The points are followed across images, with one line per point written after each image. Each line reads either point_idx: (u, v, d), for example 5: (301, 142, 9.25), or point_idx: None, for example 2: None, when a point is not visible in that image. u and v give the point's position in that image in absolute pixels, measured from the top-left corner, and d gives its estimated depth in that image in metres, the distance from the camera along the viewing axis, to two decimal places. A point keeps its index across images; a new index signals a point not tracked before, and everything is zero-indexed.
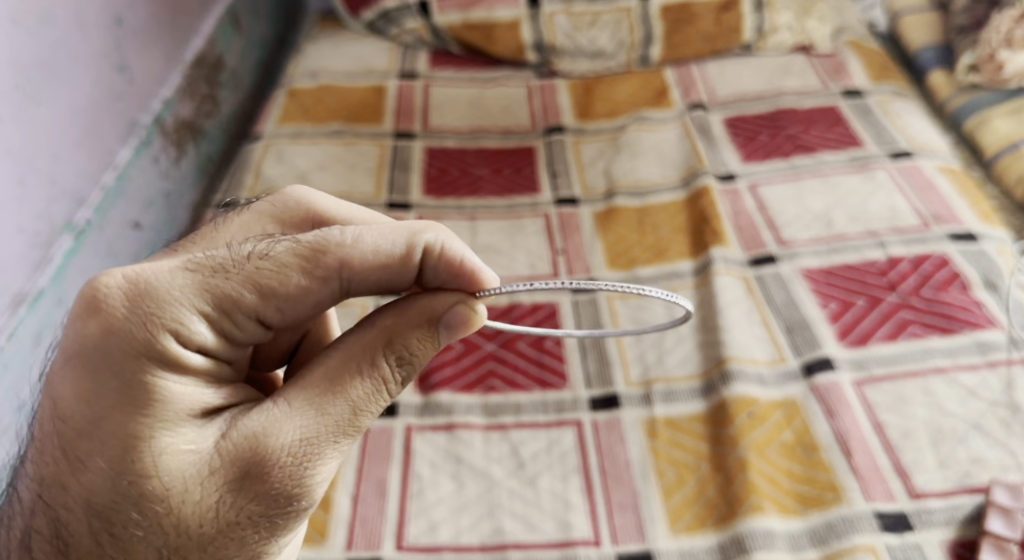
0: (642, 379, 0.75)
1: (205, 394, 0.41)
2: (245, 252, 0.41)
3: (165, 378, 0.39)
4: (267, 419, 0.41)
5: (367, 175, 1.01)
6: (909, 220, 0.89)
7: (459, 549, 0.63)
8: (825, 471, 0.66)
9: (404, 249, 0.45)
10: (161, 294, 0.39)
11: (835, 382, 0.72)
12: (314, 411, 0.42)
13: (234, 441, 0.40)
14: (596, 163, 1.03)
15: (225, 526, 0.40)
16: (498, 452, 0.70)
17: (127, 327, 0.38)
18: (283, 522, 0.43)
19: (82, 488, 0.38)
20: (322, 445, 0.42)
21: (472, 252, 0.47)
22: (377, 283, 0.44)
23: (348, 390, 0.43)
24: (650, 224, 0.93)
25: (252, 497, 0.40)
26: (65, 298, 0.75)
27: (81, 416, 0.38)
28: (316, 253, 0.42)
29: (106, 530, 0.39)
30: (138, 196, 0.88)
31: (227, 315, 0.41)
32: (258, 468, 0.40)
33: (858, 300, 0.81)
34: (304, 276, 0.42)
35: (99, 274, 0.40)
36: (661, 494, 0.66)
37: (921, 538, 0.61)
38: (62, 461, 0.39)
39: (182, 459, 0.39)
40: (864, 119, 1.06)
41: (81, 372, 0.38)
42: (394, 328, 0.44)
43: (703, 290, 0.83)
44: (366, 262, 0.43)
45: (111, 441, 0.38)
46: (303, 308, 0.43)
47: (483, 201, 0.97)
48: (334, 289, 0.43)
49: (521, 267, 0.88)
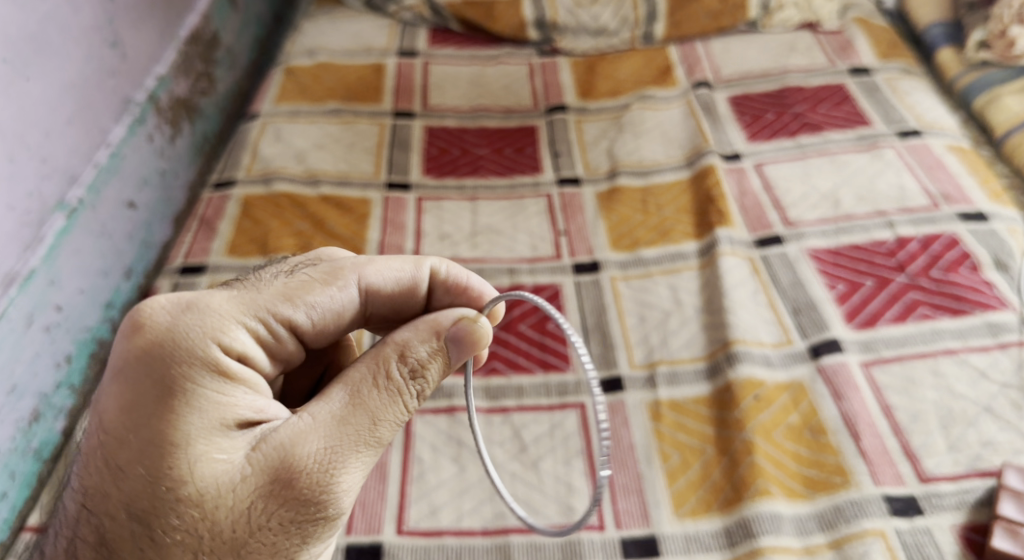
0: (645, 361, 0.74)
1: (241, 403, 0.44)
2: (273, 277, 0.49)
3: (204, 385, 0.42)
4: (292, 430, 0.43)
5: (366, 155, 1.00)
6: (918, 200, 0.87)
7: (461, 533, 0.62)
8: (834, 454, 0.65)
9: (414, 268, 0.53)
10: (205, 308, 0.45)
11: (843, 364, 0.71)
12: (336, 422, 0.44)
13: (263, 450, 0.42)
14: (599, 142, 1.01)
15: (257, 532, 0.42)
16: (500, 436, 0.68)
17: (172, 340, 0.43)
18: (315, 532, 0.44)
19: (122, 494, 0.41)
20: (344, 454, 0.43)
21: (473, 274, 0.55)
22: (389, 298, 0.51)
23: (366, 403, 0.44)
24: (654, 205, 0.91)
25: (283, 503, 0.42)
26: (58, 278, 0.73)
27: (123, 425, 0.41)
28: (338, 272, 0.50)
29: (145, 535, 0.41)
30: (132, 175, 0.86)
31: (266, 325, 0.47)
32: (286, 474, 0.42)
33: (866, 281, 0.79)
34: (329, 288, 0.49)
35: (143, 301, 0.44)
36: (665, 478, 0.65)
37: (931, 522, 0.60)
38: (106, 470, 0.41)
39: (216, 465, 0.41)
40: (872, 97, 1.04)
41: (125, 385, 0.42)
42: (406, 344, 0.46)
43: (708, 271, 0.81)
44: (380, 276, 0.50)
45: (149, 448, 0.41)
46: (329, 319, 0.49)
47: (483, 181, 0.95)
48: (355, 301, 0.50)
49: (522, 248, 0.87)
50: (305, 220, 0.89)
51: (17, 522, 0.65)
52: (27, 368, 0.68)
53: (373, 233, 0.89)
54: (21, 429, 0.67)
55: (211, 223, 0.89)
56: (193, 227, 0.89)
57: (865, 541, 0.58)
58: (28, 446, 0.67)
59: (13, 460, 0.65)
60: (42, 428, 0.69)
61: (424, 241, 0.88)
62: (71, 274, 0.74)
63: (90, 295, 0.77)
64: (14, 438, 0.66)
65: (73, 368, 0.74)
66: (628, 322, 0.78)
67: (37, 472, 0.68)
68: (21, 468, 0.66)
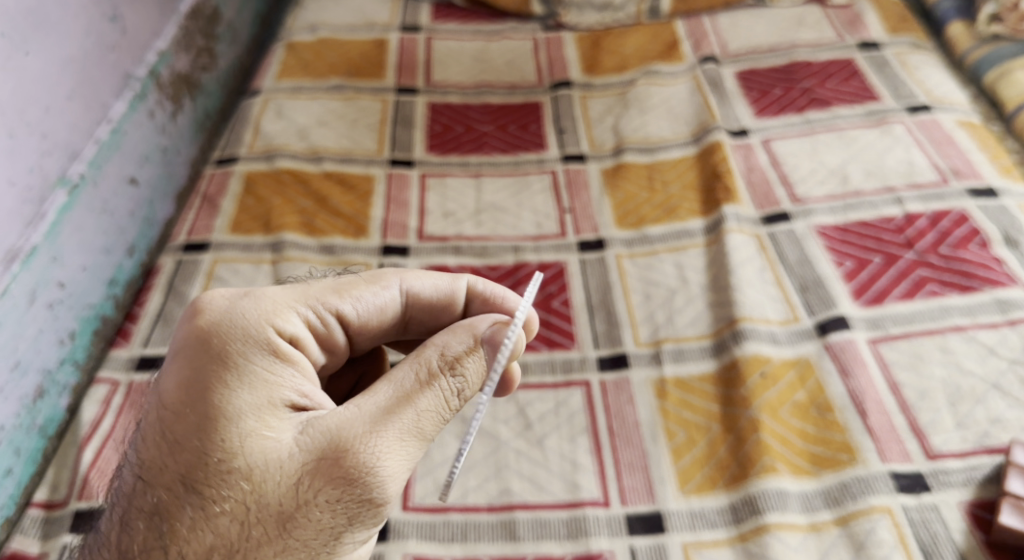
0: (651, 339, 0.74)
1: (290, 385, 0.45)
2: (326, 278, 0.52)
3: (254, 363, 0.44)
4: (340, 414, 0.43)
5: (368, 131, 0.99)
6: (927, 175, 0.86)
7: (466, 510, 0.62)
8: (841, 431, 0.64)
9: (452, 282, 0.54)
10: (261, 294, 0.47)
11: (851, 340, 0.70)
12: (383, 413, 0.43)
13: (310, 431, 0.43)
14: (604, 119, 1.00)
15: (303, 508, 0.41)
16: (505, 413, 0.68)
17: (229, 321, 0.45)
18: (361, 516, 0.43)
19: (176, 463, 0.42)
20: (391, 437, 0.43)
21: (508, 290, 0.56)
22: (428, 305, 0.53)
23: (411, 397, 0.44)
24: (660, 181, 0.90)
25: (330, 480, 0.42)
26: (60, 255, 0.72)
27: (180, 399, 0.43)
28: (382, 275, 0.52)
29: (196, 503, 0.41)
30: (134, 151, 0.85)
31: (316, 314, 0.49)
32: (333, 453, 0.42)
33: (874, 258, 0.78)
34: (372, 286, 0.51)
35: (204, 292, 0.48)
36: (670, 455, 0.65)
37: (938, 499, 0.60)
38: (162, 444, 0.43)
39: (265, 440, 0.42)
40: (881, 72, 1.02)
41: (184, 363, 0.44)
42: (445, 345, 0.46)
43: (715, 248, 0.81)
44: (421, 282, 0.52)
45: (204, 419, 0.42)
46: (372, 316, 0.51)
47: (488, 157, 0.94)
48: (396, 303, 0.52)
49: (527, 226, 0.86)
50: (308, 198, 0.89)
51: (22, 498, 0.65)
52: (30, 345, 0.68)
53: (377, 211, 0.88)
54: (25, 406, 0.67)
55: (213, 200, 0.88)
56: (196, 204, 0.88)
57: (871, 518, 0.58)
58: (33, 423, 0.67)
59: (17, 437, 0.65)
60: (46, 405, 0.69)
61: (427, 219, 0.87)
62: (73, 250, 0.74)
63: (94, 272, 0.76)
64: (18, 414, 0.66)
65: (77, 346, 0.73)
66: (633, 299, 0.78)
67: (43, 449, 0.68)
68: (26, 444, 0.66)
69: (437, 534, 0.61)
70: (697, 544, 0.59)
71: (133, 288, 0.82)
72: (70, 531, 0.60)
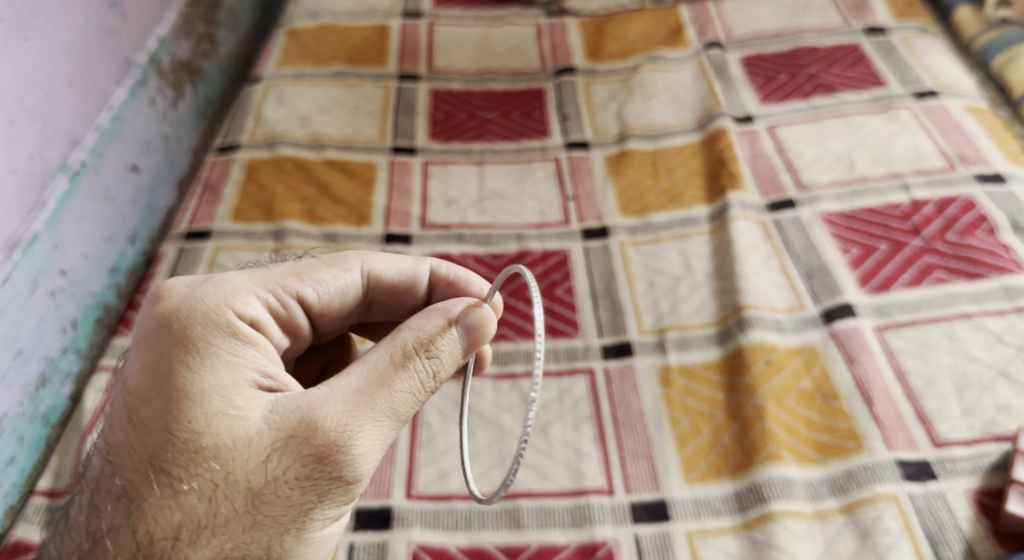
0: (655, 327, 0.73)
1: (255, 366, 0.45)
2: (284, 262, 0.53)
3: (217, 345, 0.44)
4: (310, 394, 0.43)
5: (370, 118, 0.98)
6: (934, 161, 0.86)
7: (470, 498, 0.62)
8: (846, 419, 0.64)
9: (413, 266, 0.56)
10: (221, 280, 0.48)
11: (857, 328, 0.70)
12: (356, 392, 0.43)
13: (279, 410, 0.43)
14: (608, 105, 0.99)
15: (272, 484, 0.41)
16: (509, 401, 0.68)
17: (189, 306, 0.45)
18: (332, 494, 0.42)
19: (143, 445, 0.42)
20: (362, 415, 0.42)
21: (473, 273, 0.58)
22: (389, 287, 0.55)
23: (384, 377, 0.44)
24: (664, 168, 0.89)
25: (299, 457, 0.41)
26: (62, 243, 0.72)
27: (145, 383, 0.43)
28: (342, 258, 0.53)
29: (164, 483, 0.41)
30: (134, 138, 0.84)
31: (277, 297, 0.50)
32: (303, 430, 0.41)
33: (880, 245, 0.78)
34: (334, 269, 0.52)
35: (164, 282, 0.48)
36: (675, 443, 0.64)
37: (944, 487, 0.59)
38: (129, 427, 0.42)
39: (232, 419, 0.42)
40: (887, 57, 1.01)
41: (148, 349, 0.44)
42: (419, 328, 0.46)
43: (720, 235, 0.80)
44: (382, 264, 0.54)
45: (169, 400, 0.42)
46: (333, 298, 0.52)
47: (491, 145, 0.94)
48: (357, 284, 0.53)
49: (530, 214, 0.86)
50: (310, 185, 0.88)
51: (26, 486, 0.65)
52: (32, 333, 0.68)
53: (379, 199, 0.88)
54: (28, 394, 0.67)
55: (215, 187, 0.88)
56: (197, 192, 0.88)
57: (877, 506, 0.58)
58: (36, 411, 0.67)
59: (20, 425, 0.65)
60: (49, 393, 0.69)
61: (431, 206, 0.87)
62: (75, 238, 0.74)
63: (95, 260, 0.76)
64: (21, 403, 0.66)
65: (79, 334, 0.73)
66: (637, 287, 0.77)
67: (45, 437, 0.68)
68: (28, 433, 0.66)
69: (441, 522, 0.60)
70: (702, 532, 0.59)
71: (134, 276, 0.82)
72: None
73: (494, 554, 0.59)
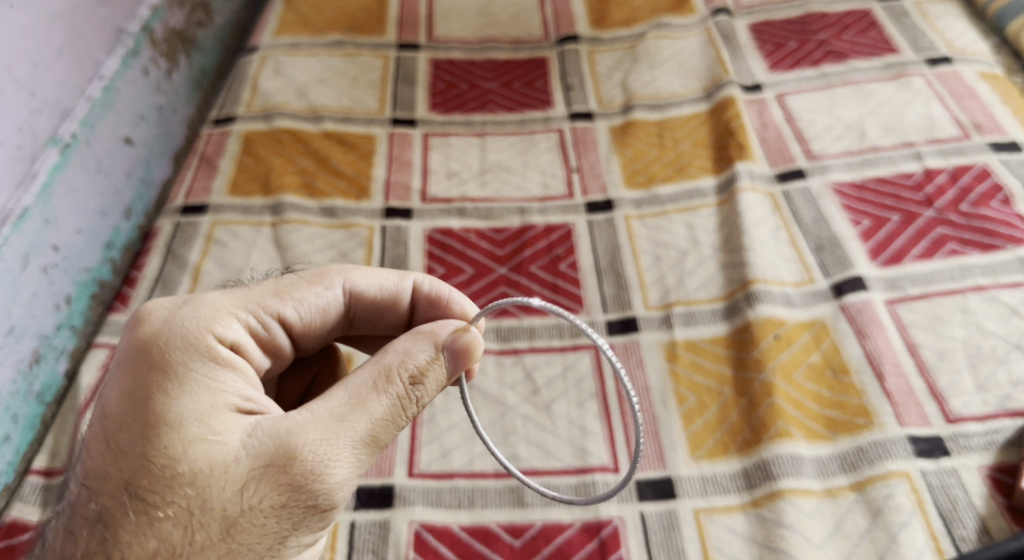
0: (661, 302, 0.72)
1: (234, 390, 0.44)
2: (265, 279, 0.52)
3: (195, 369, 0.43)
4: (289, 420, 0.42)
5: (369, 89, 0.95)
6: (947, 130, 0.83)
7: (473, 476, 0.61)
8: (857, 395, 0.63)
9: (395, 283, 0.54)
10: (201, 301, 0.47)
11: (867, 301, 0.68)
12: (337, 418, 0.43)
13: (257, 435, 0.42)
14: (613, 74, 0.97)
15: (248, 512, 0.40)
16: (512, 378, 0.67)
17: (168, 330, 0.44)
18: (307, 520, 0.42)
19: (119, 470, 0.40)
20: (342, 444, 0.42)
21: (456, 292, 0.56)
22: (371, 304, 0.54)
23: (366, 403, 0.44)
24: (670, 138, 0.87)
25: (275, 486, 0.41)
26: (53, 218, 0.70)
27: (122, 407, 0.42)
28: (324, 274, 0.52)
29: (139, 509, 0.40)
30: (127, 110, 0.82)
31: (257, 319, 0.49)
32: (280, 459, 0.41)
33: (891, 217, 0.76)
34: (316, 287, 0.51)
35: (145, 304, 0.47)
36: (682, 420, 0.63)
37: (957, 463, 0.58)
38: (105, 452, 0.41)
39: (209, 444, 0.41)
40: (900, 22, 0.98)
41: (126, 373, 0.43)
42: (406, 352, 0.46)
43: (728, 207, 0.78)
44: (365, 281, 0.53)
45: (146, 426, 0.41)
46: (315, 317, 0.52)
47: (493, 116, 0.92)
48: (339, 301, 0.52)
49: (533, 186, 0.84)
50: (308, 158, 0.86)
51: (22, 465, 0.65)
52: (25, 310, 0.66)
53: (379, 171, 0.86)
54: (22, 371, 0.66)
55: (211, 159, 0.86)
56: (193, 164, 0.86)
57: (889, 483, 0.57)
58: (30, 389, 0.66)
59: (14, 403, 0.64)
60: (43, 370, 0.68)
61: (431, 179, 0.85)
62: (67, 212, 0.72)
63: (89, 236, 0.74)
64: (14, 380, 0.65)
65: (74, 310, 0.72)
66: (643, 261, 0.75)
67: (41, 415, 0.67)
68: (23, 411, 0.65)
69: (443, 500, 0.60)
70: (709, 510, 0.58)
71: (130, 251, 0.80)
72: None
73: (498, 532, 0.58)
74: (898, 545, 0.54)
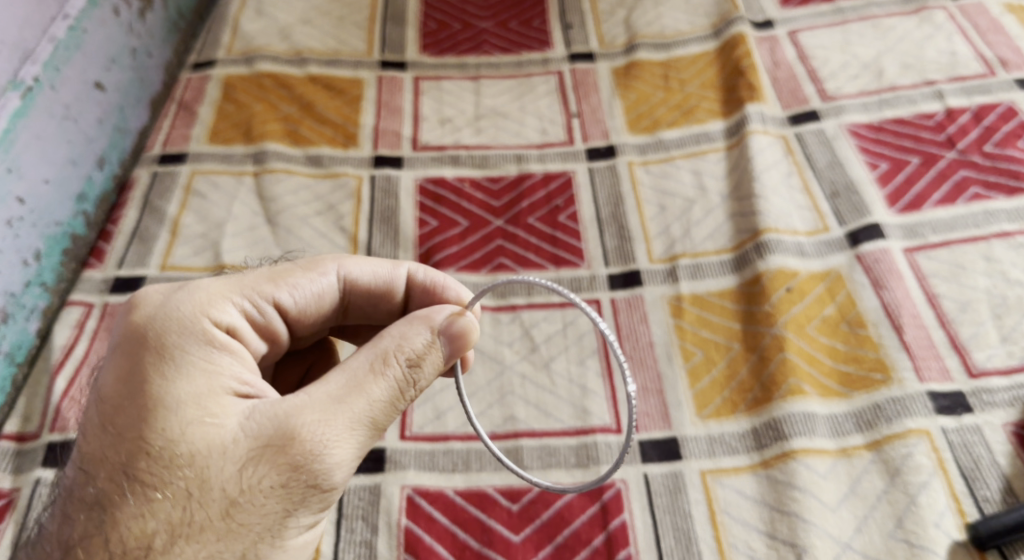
0: (665, 255, 0.68)
1: (232, 372, 0.41)
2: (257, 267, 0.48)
3: (192, 352, 0.41)
4: (286, 402, 0.39)
5: (356, 30, 0.90)
6: (971, 66, 0.78)
7: (468, 438, 0.58)
8: (873, 349, 0.59)
9: (391, 273, 0.51)
10: (196, 286, 0.43)
11: (885, 251, 0.64)
12: (335, 399, 0.40)
13: (255, 417, 0.39)
14: (616, 11, 0.91)
15: (247, 492, 0.38)
16: (509, 335, 0.63)
17: (163, 314, 0.41)
18: (308, 501, 0.39)
19: (115, 453, 0.38)
20: (340, 426, 0.39)
21: (452, 279, 0.53)
22: (367, 291, 0.50)
23: (363, 386, 0.41)
24: (676, 80, 0.82)
25: (275, 467, 0.38)
26: (17, 166, 0.66)
27: (117, 390, 0.39)
28: (318, 261, 0.49)
29: (137, 491, 0.37)
30: (98, 52, 0.77)
31: (254, 303, 0.45)
32: (279, 439, 0.38)
33: (911, 159, 0.71)
34: (311, 273, 0.48)
35: (141, 290, 0.44)
36: (688, 378, 0.60)
37: (981, 420, 0.55)
38: (102, 435, 0.39)
39: (207, 427, 0.38)
40: None
41: (122, 355, 0.40)
42: (403, 336, 0.43)
43: (736, 152, 0.74)
44: (362, 270, 0.50)
45: (142, 408, 0.38)
46: (310, 304, 0.48)
47: (487, 58, 0.86)
48: (334, 289, 0.49)
49: (531, 132, 0.79)
50: (292, 104, 0.82)
51: None
52: None
53: (367, 118, 0.81)
54: None
55: (190, 106, 0.82)
56: (171, 111, 0.82)
57: (908, 442, 0.54)
58: None
59: None
60: (13, 330, 0.64)
61: (423, 126, 0.80)
62: (32, 161, 0.68)
63: (59, 187, 0.70)
64: None
65: (45, 266, 0.68)
66: (647, 212, 0.71)
67: (13, 376, 0.63)
68: None
69: (437, 464, 0.57)
70: (717, 471, 0.55)
71: (106, 204, 0.76)
72: (43, 465, 0.58)
73: (494, 496, 0.55)
74: (917, 508, 0.51)
